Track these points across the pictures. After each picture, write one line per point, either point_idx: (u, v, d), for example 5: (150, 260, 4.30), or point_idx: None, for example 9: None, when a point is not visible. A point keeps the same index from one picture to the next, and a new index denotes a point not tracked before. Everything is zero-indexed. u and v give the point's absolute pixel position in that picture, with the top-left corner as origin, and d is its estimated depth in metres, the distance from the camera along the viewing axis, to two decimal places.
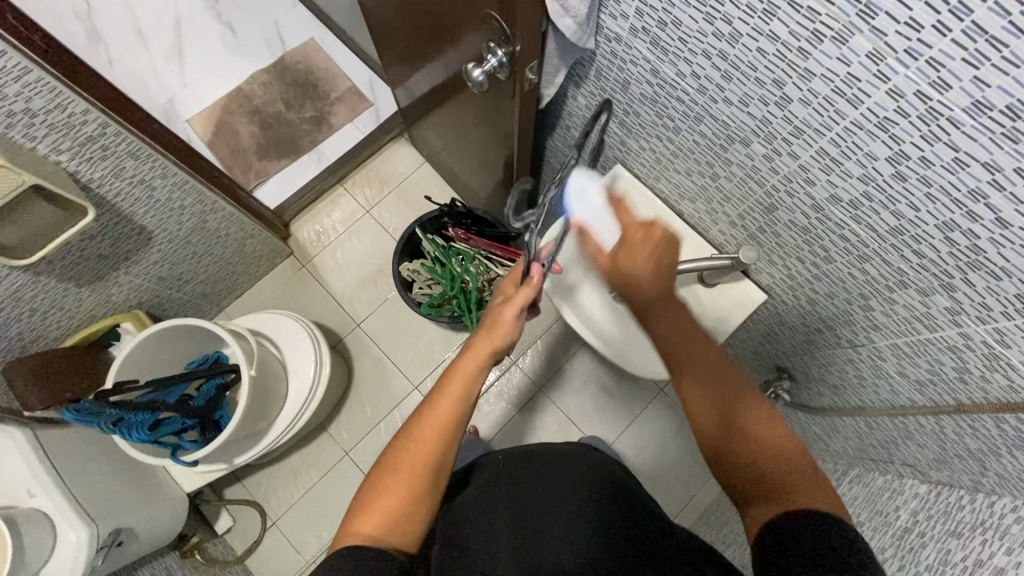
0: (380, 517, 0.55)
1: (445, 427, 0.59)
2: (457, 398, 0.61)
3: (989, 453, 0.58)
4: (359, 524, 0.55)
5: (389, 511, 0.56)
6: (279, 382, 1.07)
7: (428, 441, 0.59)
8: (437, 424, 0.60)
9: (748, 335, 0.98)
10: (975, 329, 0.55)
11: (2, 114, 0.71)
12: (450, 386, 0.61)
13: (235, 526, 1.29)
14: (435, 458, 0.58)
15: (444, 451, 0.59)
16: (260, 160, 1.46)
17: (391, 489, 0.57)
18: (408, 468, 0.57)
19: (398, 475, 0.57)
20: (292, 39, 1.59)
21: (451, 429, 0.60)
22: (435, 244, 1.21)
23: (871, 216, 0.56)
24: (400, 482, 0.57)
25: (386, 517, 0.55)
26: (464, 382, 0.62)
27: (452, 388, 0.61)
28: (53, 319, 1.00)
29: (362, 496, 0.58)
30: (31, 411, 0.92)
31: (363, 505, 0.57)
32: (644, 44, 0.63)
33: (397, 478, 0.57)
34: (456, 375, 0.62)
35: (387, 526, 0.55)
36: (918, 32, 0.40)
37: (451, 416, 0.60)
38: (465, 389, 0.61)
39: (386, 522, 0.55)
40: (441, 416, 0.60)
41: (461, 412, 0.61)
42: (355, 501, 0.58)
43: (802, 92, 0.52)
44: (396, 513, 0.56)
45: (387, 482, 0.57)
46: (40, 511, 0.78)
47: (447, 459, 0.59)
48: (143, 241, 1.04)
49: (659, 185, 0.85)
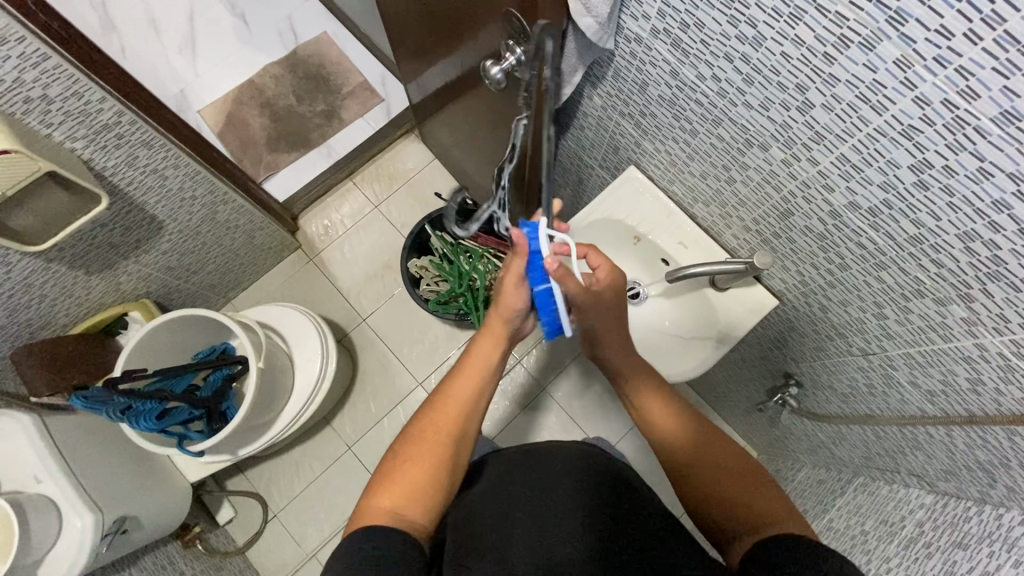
0: (402, 491, 0.56)
1: (466, 400, 0.64)
2: (479, 370, 0.66)
3: (1000, 465, 0.58)
4: (380, 497, 0.56)
5: (412, 484, 0.57)
6: (285, 375, 1.06)
7: (450, 414, 0.63)
8: (459, 399, 0.64)
9: (756, 341, 0.98)
10: (991, 341, 0.55)
11: (20, 100, 0.72)
12: (470, 363, 0.66)
13: (236, 518, 1.29)
14: (456, 430, 0.62)
15: (468, 421, 0.63)
16: (270, 152, 1.47)
17: (415, 461, 0.58)
18: (431, 442, 0.60)
19: (423, 447, 0.60)
20: (304, 32, 1.59)
21: (472, 403, 0.64)
22: (443, 241, 1.21)
23: (890, 224, 0.56)
24: (423, 454, 0.59)
25: (410, 488, 0.56)
26: (486, 361, 0.66)
27: (472, 362, 0.66)
28: (63, 306, 1.00)
29: (381, 474, 0.58)
30: (38, 396, 0.93)
31: (384, 480, 0.57)
32: (665, 45, 0.63)
33: (422, 449, 0.60)
34: (478, 353, 0.67)
35: (409, 499, 0.56)
36: (949, 40, 0.40)
37: (472, 388, 0.65)
38: (484, 364, 0.66)
39: (409, 496, 0.56)
40: (463, 390, 0.64)
41: (482, 386, 0.66)
42: (373, 478, 0.59)
43: (825, 97, 0.52)
44: (419, 487, 0.57)
45: (411, 452, 0.59)
46: (45, 496, 0.78)
47: (467, 435, 0.63)
48: (153, 230, 1.04)
49: (673, 188, 0.85)
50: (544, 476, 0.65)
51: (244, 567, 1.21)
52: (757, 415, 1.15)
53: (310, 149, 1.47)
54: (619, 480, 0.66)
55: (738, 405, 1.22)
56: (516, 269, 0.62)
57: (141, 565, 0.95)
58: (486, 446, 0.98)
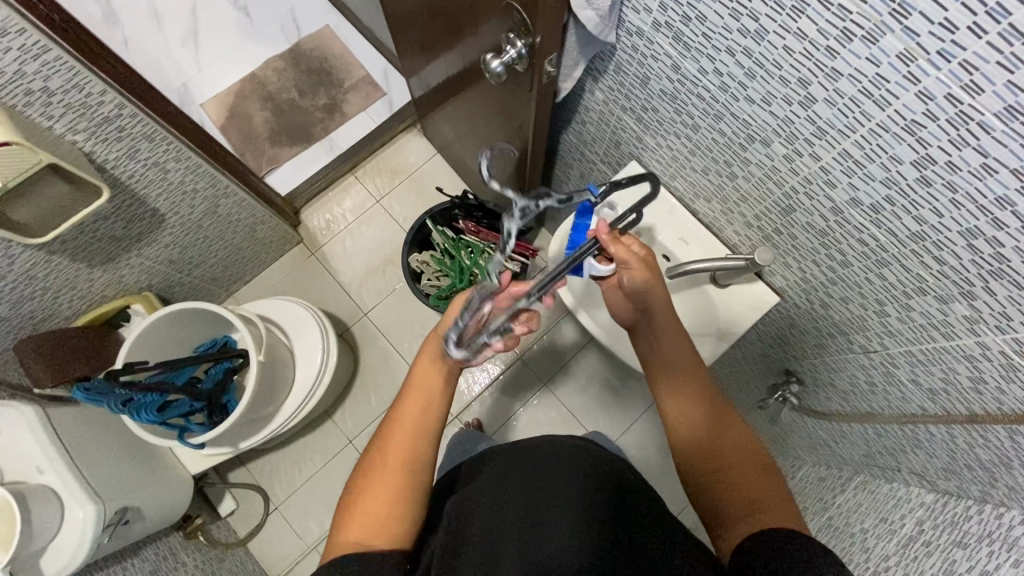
0: (365, 521, 0.57)
1: (412, 427, 0.63)
2: (424, 397, 0.65)
3: (1000, 465, 0.57)
4: (344, 531, 0.56)
5: (373, 514, 0.57)
6: (286, 368, 1.06)
7: (397, 444, 0.62)
8: (405, 427, 0.63)
9: (758, 337, 0.98)
10: (993, 339, 0.54)
11: (21, 92, 0.72)
12: (412, 391, 0.66)
13: (238, 510, 1.30)
14: (407, 459, 0.61)
15: (420, 444, 0.62)
16: (272, 146, 1.47)
17: (371, 492, 0.58)
18: (382, 473, 0.60)
19: (376, 479, 0.59)
20: (307, 25, 1.58)
21: (418, 429, 0.63)
22: (445, 236, 1.20)
23: (892, 220, 0.55)
24: (379, 487, 0.59)
25: (371, 522, 0.56)
26: (428, 385, 0.66)
27: (415, 388, 0.66)
28: (66, 298, 1.01)
29: (344, 508, 0.59)
30: (42, 388, 0.94)
31: (346, 516, 0.58)
32: (667, 39, 0.63)
33: (375, 482, 0.59)
34: (415, 380, 0.67)
35: (373, 531, 0.56)
36: (953, 33, 0.39)
37: (421, 414, 0.64)
38: (429, 391, 0.66)
39: (372, 525, 0.56)
40: (409, 418, 0.64)
41: (428, 410, 0.65)
42: (336, 517, 0.59)
43: (828, 91, 0.51)
44: (378, 516, 0.57)
45: (366, 488, 0.59)
46: (47, 488, 0.79)
47: (419, 461, 0.61)
48: (154, 224, 1.04)
49: (675, 183, 0.84)
50: (540, 471, 0.65)
51: (245, 559, 1.22)
52: (757, 412, 1.15)
53: (312, 143, 1.47)
54: (616, 475, 0.66)
55: (739, 401, 1.22)
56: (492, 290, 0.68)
57: (143, 556, 0.96)
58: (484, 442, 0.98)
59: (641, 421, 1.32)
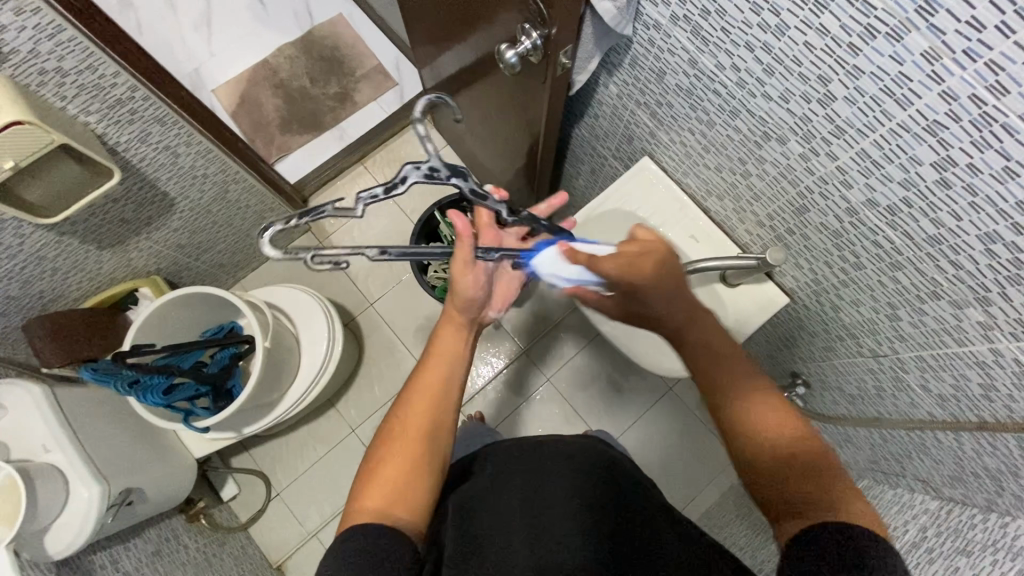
0: (386, 488, 0.55)
1: (434, 390, 0.61)
2: (449, 357, 0.64)
3: (1009, 474, 0.57)
4: (364, 499, 0.54)
5: (394, 479, 0.55)
6: (291, 355, 1.07)
7: (420, 408, 0.60)
8: (426, 392, 0.61)
9: (766, 338, 0.97)
10: (1007, 346, 0.53)
11: (35, 71, 0.72)
12: (435, 355, 0.64)
13: (240, 495, 1.31)
14: (427, 424, 0.59)
15: (443, 404, 0.61)
16: (282, 133, 1.47)
17: (393, 457, 0.57)
18: (401, 439, 0.58)
19: (396, 445, 0.58)
20: (320, 13, 1.57)
21: (442, 391, 0.62)
22: (452, 228, 1.18)
23: (909, 223, 0.54)
24: (401, 449, 0.57)
25: (392, 488, 0.55)
26: (450, 352, 0.64)
27: (437, 353, 0.64)
28: (74, 279, 1.01)
29: (364, 474, 0.57)
30: (49, 368, 0.94)
31: (365, 482, 0.56)
32: (685, 32, 0.62)
33: (397, 446, 0.58)
34: (438, 348, 0.64)
35: (394, 496, 0.54)
36: (980, 32, 0.38)
37: (443, 374, 0.63)
38: (453, 352, 0.64)
39: (391, 493, 0.54)
40: (432, 380, 0.62)
41: (452, 371, 0.63)
42: (355, 484, 0.57)
43: (848, 89, 0.51)
44: (397, 484, 0.55)
45: (387, 453, 0.58)
46: (53, 466, 0.80)
47: (439, 424, 0.60)
48: (165, 208, 1.04)
49: (687, 180, 0.84)
50: (544, 471, 0.65)
51: (246, 543, 1.23)
52: None
53: (322, 131, 1.47)
54: (621, 476, 0.66)
55: None
56: (464, 253, 0.61)
57: (145, 537, 0.97)
58: (488, 435, 0.98)
59: (645, 419, 1.32)
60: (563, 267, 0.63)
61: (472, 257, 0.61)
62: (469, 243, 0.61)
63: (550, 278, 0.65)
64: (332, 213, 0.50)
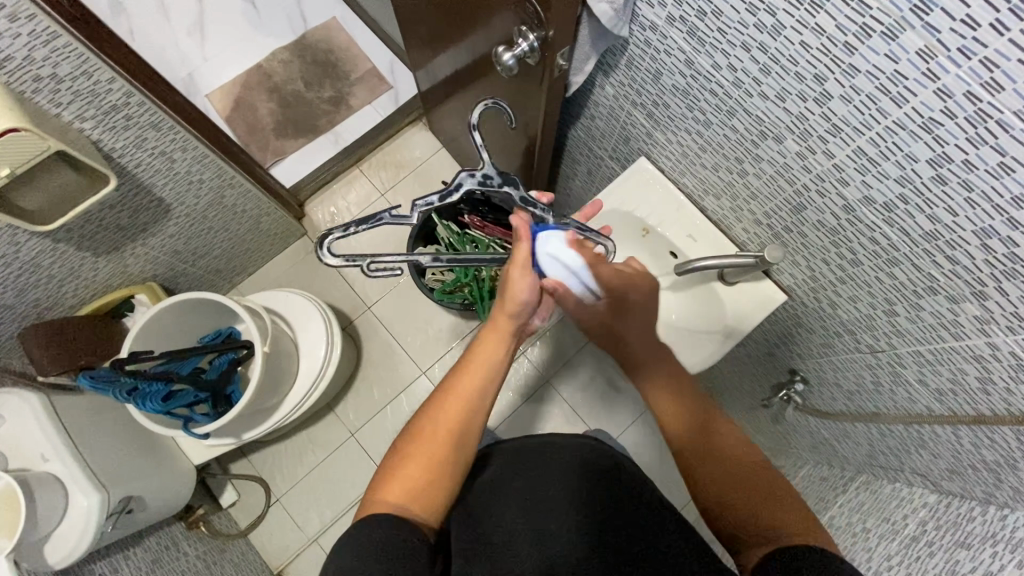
0: (408, 485, 0.55)
1: (471, 400, 0.59)
2: (488, 364, 0.61)
3: (1006, 466, 0.58)
4: (385, 489, 0.55)
5: (420, 478, 0.55)
6: (291, 360, 1.07)
7: (453, 412, 0.58)
8: (464, 396, 0.59)
9: (763, 335, 0.98)
10: (1003, 340, 0.54)
11: (30, 78, 0.71)
12: (475, 359, 0.61)
13: (240, 501, 1.30)
14: (458, 430, 0.58)
15: (474, 415, 0.59)
16: (277, 138, 1.46)
17: (418, 456, 0.56)
18: (430, 440, 0.57)
19: (425, 445, 0.57)
20: (313, 17, 1.57)
21: (476, 401, 0.59)
22: (450, 230, 1.18)
23: (905, 219, 0.55)
24: (428, 452, 0.56)
25: (413, 487, 0.55)
26: (489, 363, 0.61)
27: (477, 359, 0.61)
28: (70, 286, 1.01)
29: (388, 465, 0.57)
30: (46, 376, 0.93)
31: (388, 473, 0.56)
32: (681, 33, 0.62)
33: (424, 447, 0.57)
34: (480, 349, 0.62)
35: (413, 495, 0.54)
36: (974, 30, 0.39)
37: (479, 382, 0.60)
38: (492, 359, 0.61)
39: (413, 494, 0.54)
40: (467, 386, 0.60)
41: (487, 381, 0.61)
42: (380, 469, 0.58)
43: (844, 88, 0.51)
44: (423, 481, 0.55)
45: (412, 449, 0.57)
46: (53, 475, 0.79)
47: (472, 432, 0.59)
48: (160, 213, 1.04)
49: (684, 180, 0.84)
50: (548, 471, 0.65)
51: (246, 549, 1.23)
52: (761, 411, 1.15)
53: (317, 135, 1.47)
54: (622, 476, 0.66)
55: (740, 400, 1.23)
56: (523, 257, 0.60)
57: (144, 546, 0.96)
58: (489, 436, 0.98)
59: (643, 419, 1.32)
60: (569, 254, 0.62)
61: (529, 263, 0.60)
62: (530, 247, 0.60)
63: (545, 261, 0.61)
64: (389, 222, 0.56)
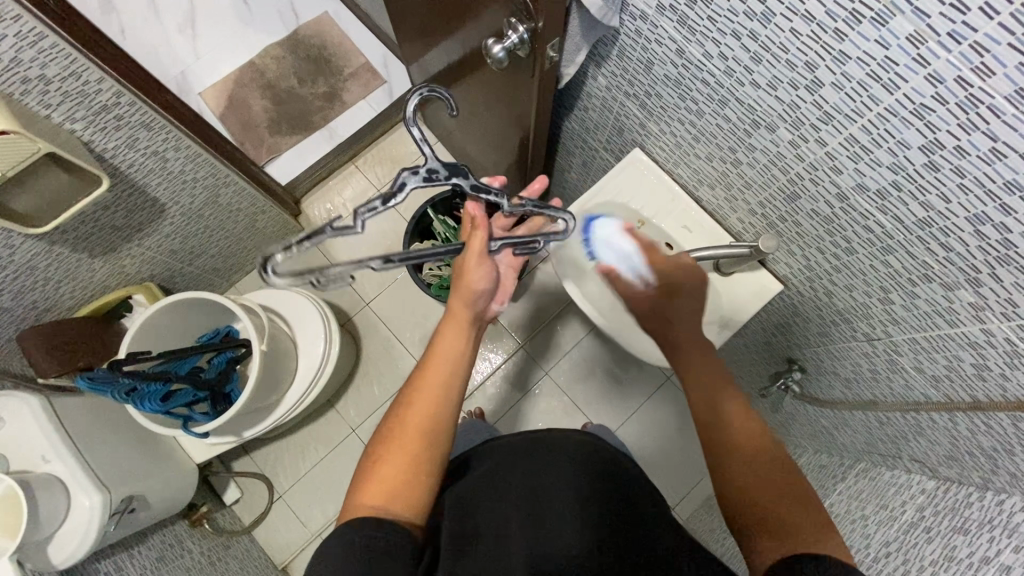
0: (386, 485, 0.55)
1: (438, 388, 0.59)
2: (454, 353, 0.61)
3: (1004, 451, 0.57)
4: (363, 494, 0.55)
5: (396, 477, 0.55)
6: (289, 357, 1.07)
7: (421, 407, 0.58)
8: (431, 389, 0.59)
9: (761, 325, 0.98)
10: (998, 326, 0.54)
11: (18, 80, 0.71)
12: (438, 352, 0.61)
13: (243, 499, 1.31)
14: (429, 422, 0.58)
15: (444, 404, 0.59)
16: (272, 135, 1.46)
17: (391, 456, 0.56)
18: (400, 436, 0.57)
19: (398, 442, 0.57)
20: (305, 12, 1.56)
21: (444, 390, 0.59)
22: (445, 226, 1.18)
23: (898, 206, 0.55)
24: (401, 450, 0.56)
25: (390, 487, 0.55)
26: (453, 350, 0.61)
27: (440, 350, 0.61)
28: (67, 289, 1.01)
29: (363, 469, 0.57)
30: (47, 378, 0.94)
31: (364, 477, 0.56)
32: (671, 22, 0.62)
33: (396, 447, 0.57)
34: (443, 341, 0.62)
35: (391, 495, 0.54)
36: (964, 14, 0.39)
37: (445, 372, 0.60)
38: (456, 348, 0.61)
39: (390, 490, 0.55)
40: (433, 378, 0.60)
41: (455, 369, 0.61)
42: (357, 475, 0.58)
43: (835, 75, 0.51)
44: (400, 479, 0.55)
45: (384, 451, 0.57)
46: (54, 476, 0.80)
47: (444, 421, 0.59)
48: (155, 213, 1.03)
49: (678, 171, 0.84)
50: (545, 465, 0.66)
51: (250, 546, 1.24)
52: (760, 400, 1.15)
53: (312, 131, 1.46)
54: (617, 469, 0.67)
55: (740, 389, 1.23)
56: (477, 246, 0.59)
57: (148, 544, 0.97)
58: (488, 430, 0.98)
59: (643, 410, 1.32)
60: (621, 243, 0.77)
61: (484, 249, 0.59)
62: (485, 235, 0.59)
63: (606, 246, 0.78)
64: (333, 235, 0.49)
